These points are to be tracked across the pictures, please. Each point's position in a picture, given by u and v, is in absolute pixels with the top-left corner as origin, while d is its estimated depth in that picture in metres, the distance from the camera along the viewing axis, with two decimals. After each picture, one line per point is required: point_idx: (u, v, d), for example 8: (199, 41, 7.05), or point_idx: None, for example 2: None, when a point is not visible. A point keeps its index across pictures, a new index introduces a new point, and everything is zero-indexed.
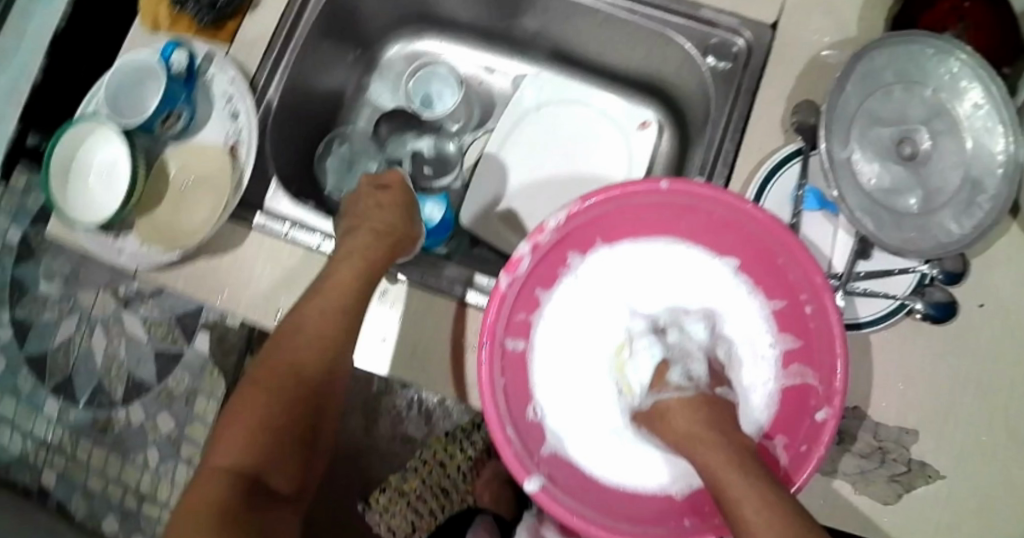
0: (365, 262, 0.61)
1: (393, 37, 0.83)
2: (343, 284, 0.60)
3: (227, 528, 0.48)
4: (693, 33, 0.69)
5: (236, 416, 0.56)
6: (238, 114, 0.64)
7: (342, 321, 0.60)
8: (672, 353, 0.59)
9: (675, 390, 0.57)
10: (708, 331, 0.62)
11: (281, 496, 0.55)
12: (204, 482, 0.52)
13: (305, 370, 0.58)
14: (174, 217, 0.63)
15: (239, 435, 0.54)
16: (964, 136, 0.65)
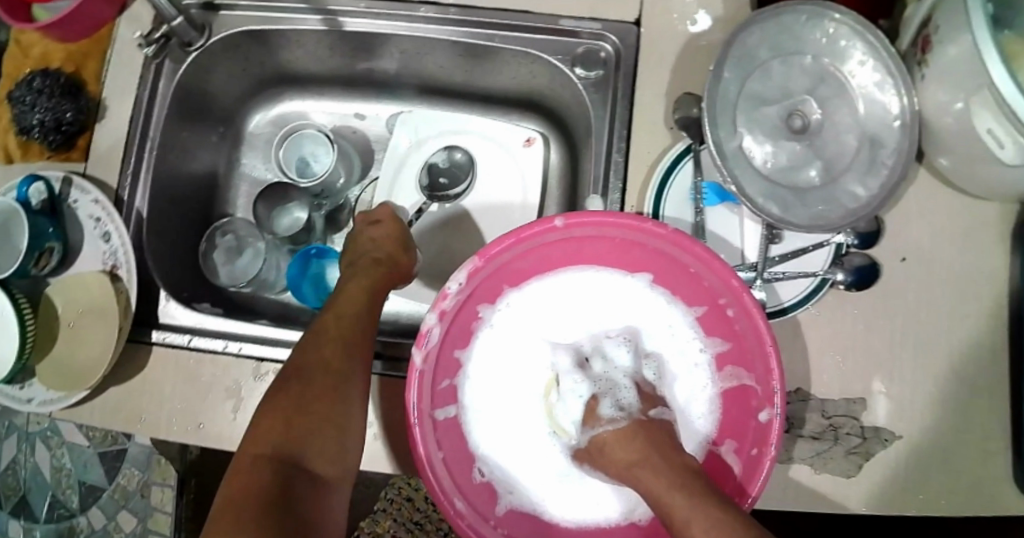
0: (369, 281, 0.62)
1: (251, 107, 0.77)
2: (354, 301, 0.60)
3: (264, 515, 0.44)
4: (557, 45, 0.67)
5: (269, 407, 0.52)
6: (108, 236, 0.64)
7: (360, 323, 0.58)
8: (599, 387, 0.58)
9: (609, 424, 0.55)
10: (631, 354, 0.60)
11: (322, 480, 0.49)
12: (244, 469, 0.48)
13: (335, 361, 0.54)
14: (72, 354, 0.63)
15: (272, 424, 0.50)
16: (852, 94, 0.62)
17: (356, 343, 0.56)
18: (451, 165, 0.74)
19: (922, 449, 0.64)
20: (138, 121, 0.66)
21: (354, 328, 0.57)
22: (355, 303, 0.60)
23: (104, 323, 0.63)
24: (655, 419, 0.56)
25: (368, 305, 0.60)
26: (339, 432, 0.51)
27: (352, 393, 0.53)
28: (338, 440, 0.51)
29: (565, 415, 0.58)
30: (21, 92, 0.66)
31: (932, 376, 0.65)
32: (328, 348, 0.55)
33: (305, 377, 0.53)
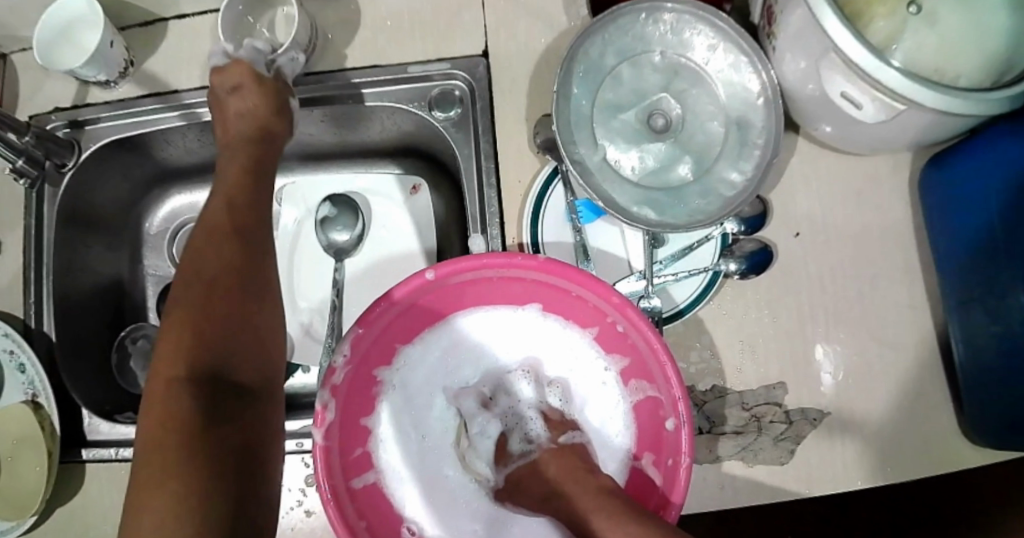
0: (249, 167, 0.58)
1: (145, 206, 0.80)
2: (234, 193, 0.56)
3: (201, 457, 0.42)
4: (413, 92, 0.67)
5: (171, 321, 0.48)
6: (23, 366, 0.66)
7: (248, 214, 0.54)
8: (508, 421, 0.64)
9: (521, 457, 0.62)
10: (533, 385, 0.64)
11: (248, 394, 0.47)
12: (163, 397, 0.44)
13: (234, 260, 0.51)
14: (16, 482, 0.66)
15: (179, 340, 0.47)
16: (709, 79, 0.61)
17: (244, 236, 0.53)
18: (340, 215, 0.73)
19: (857, 422, 0.63)
20: (30, 250, 0.69)
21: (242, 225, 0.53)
22: (233, 188, 0.56)
23: (37, 448, 0.65)
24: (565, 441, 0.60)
25: (253, 191, 0.56)
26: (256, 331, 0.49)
27: (262, 285, 0.51)
28: (257, 340, 0.49)
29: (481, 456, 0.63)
30: None
31: (854, 346, 0.63)
32: (216, 250, 0.51)
33: (209, 287, 0.49)
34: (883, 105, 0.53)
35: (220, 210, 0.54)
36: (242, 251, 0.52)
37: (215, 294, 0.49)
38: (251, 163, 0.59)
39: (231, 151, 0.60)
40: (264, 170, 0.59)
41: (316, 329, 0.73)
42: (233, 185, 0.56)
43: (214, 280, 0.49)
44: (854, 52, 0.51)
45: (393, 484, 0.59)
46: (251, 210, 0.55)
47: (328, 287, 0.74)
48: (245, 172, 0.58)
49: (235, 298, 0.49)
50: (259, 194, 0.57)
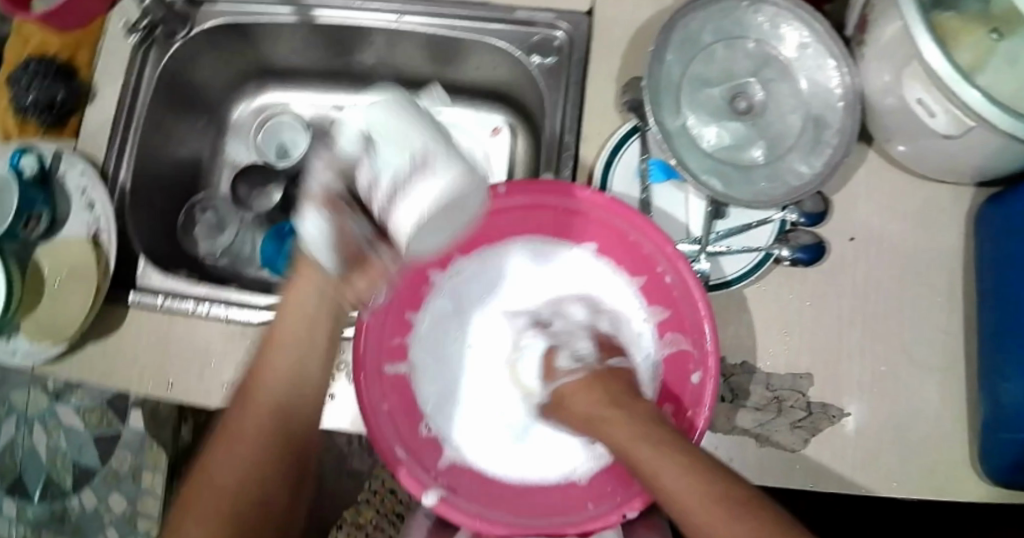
0: (299, 319, 0.57)
1: (236, 96, 0.83)
2: (292, 337, 0.57)
3: None
4: (516, 34, 0.70)
5: (225, 444, 0.54)
6: (93, 205, 0.68)
7: (307, 374, 0.57)
8: (558, 339, 0.61)
9: (567, 375, 0.56)
10: (585, 309, 0.64)
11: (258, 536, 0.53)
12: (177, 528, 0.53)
13: (292, 430, 0.56)
14: (56, 313, 0.67)
15: (211, 511, 0.52)
16: (796, 75, 0.64)
17: (312, 359, 0.57)
18: None
19: (874, 428, 0.64)
20: (123, 103, 0.70)
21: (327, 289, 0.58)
22: (293, 332, 0.57)
23: (84, 285, 0.67)
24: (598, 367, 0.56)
25: (309, 340, 0.58)
26: (301, 396, 0.57)
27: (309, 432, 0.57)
28: (291, 399, 0.56)
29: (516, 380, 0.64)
30: (17, 73, 0.71)
31: (884, 356, 0.65)
32: (287, 342, 0.57)
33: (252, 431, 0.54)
34: (954, 119, 0.55)
35: (301, 311, 0.57)
36: (312, 322, 0.57)
37: (272, 401, 0.56)
38: (298, 310, 0.57)
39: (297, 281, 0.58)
40: (317, 335, 0.58)
41: None
42: (292, 336, 0.57)
43: (274, 373, 0.56)
44: (934, 61, 0.52)
45: (421, 380, 0.63)
46: (329, 324, 0.58)
47: None
48: (307, 316, 0.57)
49: (274, 412, 0.55)
50: (308, 364, 0.57)
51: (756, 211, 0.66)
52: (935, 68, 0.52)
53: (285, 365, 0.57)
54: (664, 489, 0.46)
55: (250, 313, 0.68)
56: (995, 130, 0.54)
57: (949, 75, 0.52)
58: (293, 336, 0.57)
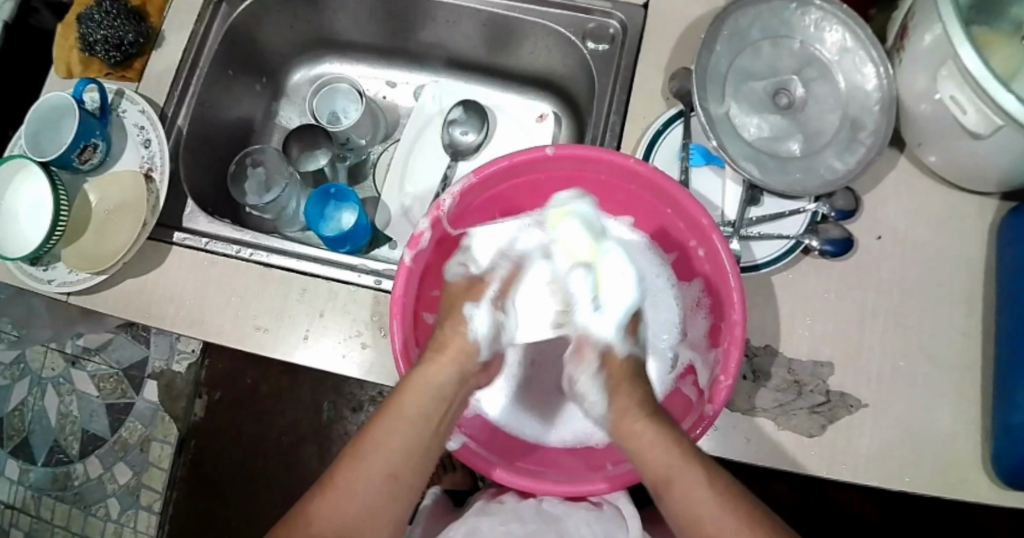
0: (432, 399, 0.58)
1: (295, 64, 0.86)
2: (408, 440, 0.57)
3: None
4: (570, 20, 0.74)
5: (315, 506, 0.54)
6: (149, 143, 0.70)
7: (416, 439, 0.57)
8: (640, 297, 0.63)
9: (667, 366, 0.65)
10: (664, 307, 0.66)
11: None
12: None
13: None
14: (101, 242, 0.69)
15: None
16: (835, 75, 0.67)
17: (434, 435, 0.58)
18: (468, 119, 0.80)
19: (893, 425, 0.65)
20: (188, 52, 0.73)
21: (455, 353, 0.60)
22: (394, 443, 0.56)
23: (131, 218, 0.68)
24: (626, 355, 0.61)
25: (426, 429, 0.57)
26: (393, 480, 0.56)
27: None
28: (403, 470, 0.56)
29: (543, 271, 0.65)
30: (87, 12, 0.71)
31: (906, 354, 0.66)
32: (411, 426, 0.57)
33: None
34: (986, 118, 0.57)
35: (427, 392, 0.58)
36: (435, 401, 0.58)
37: (370, 496, 0.55)
38: (434, 385, 0.58)
39: (427, 368, 0.58)
40: (435, 430, 0.58)
41: (414, 215, 0.80)
42: (405, 444, 0.56)
43: (384, 472, 0.55)
44: (970, 65, 0.55)
45: None
46: (449, 403, 0.59)
47: (436, 180, 0.81)
48: (438, 380, 0.58)
49: (387, 493, 0.55)
50: (423, 456, 0.57)
51: (790, 202, 0.68)
52: (974, 74, 0.55)
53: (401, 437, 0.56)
54: (687, 518, 0.52)
55: (292, 260, 0.69)
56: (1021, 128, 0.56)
57: (989, 81, 0.54)
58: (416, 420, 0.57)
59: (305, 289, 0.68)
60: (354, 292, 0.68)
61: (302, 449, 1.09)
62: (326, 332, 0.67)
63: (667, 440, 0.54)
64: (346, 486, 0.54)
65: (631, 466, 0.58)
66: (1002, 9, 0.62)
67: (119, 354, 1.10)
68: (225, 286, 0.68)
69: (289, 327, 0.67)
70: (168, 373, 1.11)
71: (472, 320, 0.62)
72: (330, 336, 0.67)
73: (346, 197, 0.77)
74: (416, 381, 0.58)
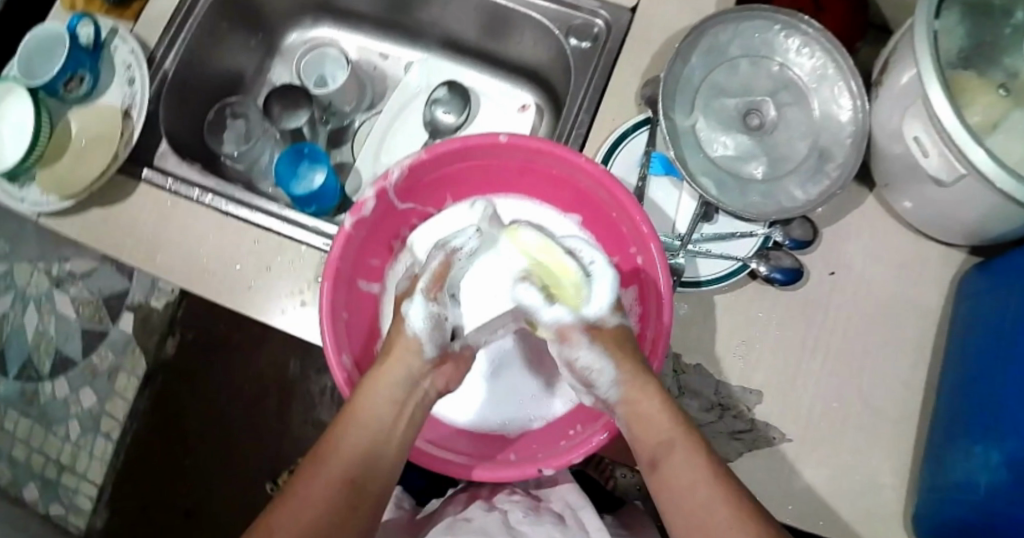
0: (389, 402, 0.57)
1: (295, 24, 0.88)
2: (367, 443, 0.56)
3: None
4: (560, 15, 0.74)
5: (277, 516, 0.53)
6: (133, 81, 0.72)
7: (376, 443, 0.56)
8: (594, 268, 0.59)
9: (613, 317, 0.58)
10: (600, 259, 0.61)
11: None
12: None
13: None
14: (71, 169, 0.71)
15: None
16: (811, 102, 0.66)
17: (391, 438, 0.57)
18: (451, 100, 0.82)
19: (817, 465, 0.63)
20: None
21: (401, 353, 0.58)
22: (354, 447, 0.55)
23: (103, 150, 0.71)
24: (615, 326, 0.58)
25: (386, 432, 0.56)
26: (355, 483, 0.54)
27: None
28: (364, 476, 0.55)
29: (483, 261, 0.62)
30: None
31: (841, 394, 0.65)
32: (371, 431, 0.56)
33: None
34: (946, 164, 0.56)
35: (385, 393, 0.57)
36: (394, 403, 0.57)
37: (331, 499, 0.53)
38: (389, 388, 0.57)
39: (381, 372, 0.58)
40: (393, 434, 0.57)
41: None
42: (365, 448, 0.55)
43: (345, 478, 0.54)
44: (942, 114, 0.53)
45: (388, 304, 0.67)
46: (405, 405, 0.58)
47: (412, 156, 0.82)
48: (395, 380, 0.57)
49: (350, 496, 0.54)
50: (382, 461, 0.56)
51: (743, 223, 0.67)
52: (945, 126, 0.53)
53: (361, 438, 0.56)
54: (685, 491, 0.51)
55: (246, 211, 0.70)
56: (982, 179, 0.54)
57: (959, 130, 0.52)
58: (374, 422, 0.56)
59: (257, 241, 0.70)
60: (302, 250, 0.69)
61: (265, 402, 1.13)
62: (267, 285, 0.68)
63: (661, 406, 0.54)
64: (307, 493, 0.54)
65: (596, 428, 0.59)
66: (996, 57, 0.60)
67: (101, 282, 1.12)
68: (181, 228, 0.70)
69: (236, 277, 0.69)
70: (146, 307, 1.14)
71: (408, 315, 0.59)
72: (275, 289, 0.68)
73: (318, 159, 0.79)
74: (372, 385, 0.57)
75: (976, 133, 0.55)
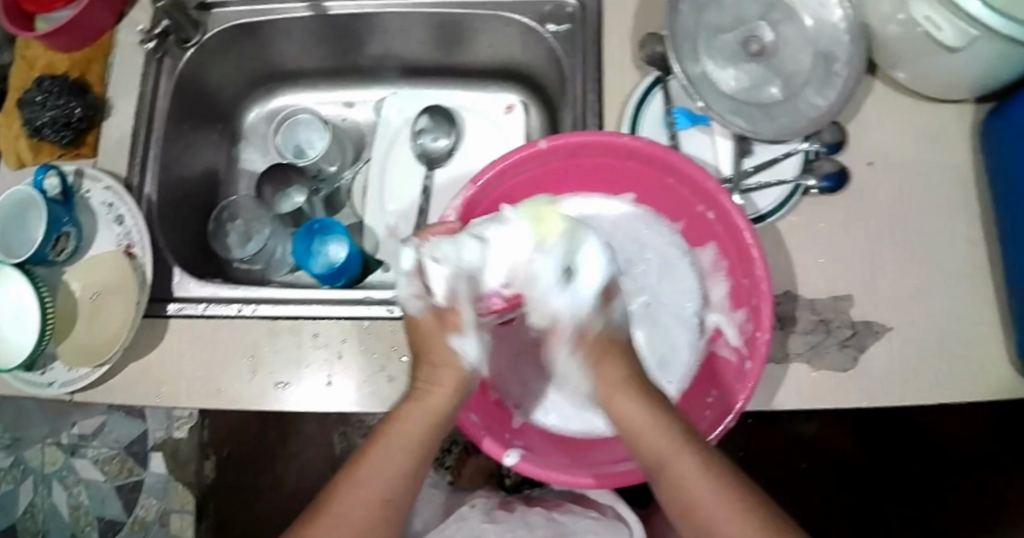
0: (432, 412, 0.55)
1: (250, 103, 0.84)
2: (404, 459, 0.53)
3: None
4: (526, 7, 0.72)
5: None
6: (122, 218, 0.67)
7: (415, 457, 0.54)
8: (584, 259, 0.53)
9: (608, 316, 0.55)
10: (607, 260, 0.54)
11: None
12: None
13: None
14: (95, 331, 0.65)
15: None
16: (800, 14, 0.67)
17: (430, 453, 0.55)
18: (435, 126, 0.79)
19: (921, 343, 0.65)
20: (141, 115, 0.69)
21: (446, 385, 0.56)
22: (392, 462, 0.53)
23: (122, 300, 0.65)
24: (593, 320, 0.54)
25: (424, 445, 0.55)
26: (388, 501, 0.52)
27: None
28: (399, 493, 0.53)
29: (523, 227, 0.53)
30: (28, 93, 0.68)
31: (918, 270, 0.67)
32: (407, 451, 0.54)
33: None
34: (961, 32, 0.57)
35: (425, 410, 0.55)
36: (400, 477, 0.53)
37: (363, 517, 0.51)
38: (431, 407, 0.55)
39: (416, 394, 0.56)
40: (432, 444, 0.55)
41: (401, 232, 0.78)
42: (402, 464, 0.53)
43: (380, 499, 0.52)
44: None
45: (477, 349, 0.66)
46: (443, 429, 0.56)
47: (416, 195, 0.79)
48: (433, 412, 0.55)
49: (382, 518, 0.52)
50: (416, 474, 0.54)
51: (780, 146, 0.69)
52: None
53: (358, 513, 0.51)
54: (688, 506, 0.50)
55: (295, 308, 0.67)
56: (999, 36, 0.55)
57: None
58: (376, 498, 0.52)
59: (317, 333, 0.66)
60: (370, 325, 0.66)
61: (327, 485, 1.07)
62: (349, 374, 0.65)
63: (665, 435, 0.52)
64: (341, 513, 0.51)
65: (735, 392, 0.58)
66: None
67: (117, 433, 1.08)
68: (233, 348, 0.66)
69: (310, 377, 0.65)
70: (171, 441, 1.08)
71: (461, 349, 0.57)
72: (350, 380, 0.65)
73: (330, 230, 0.75)
74: (409, 403, 0.55)
75: None
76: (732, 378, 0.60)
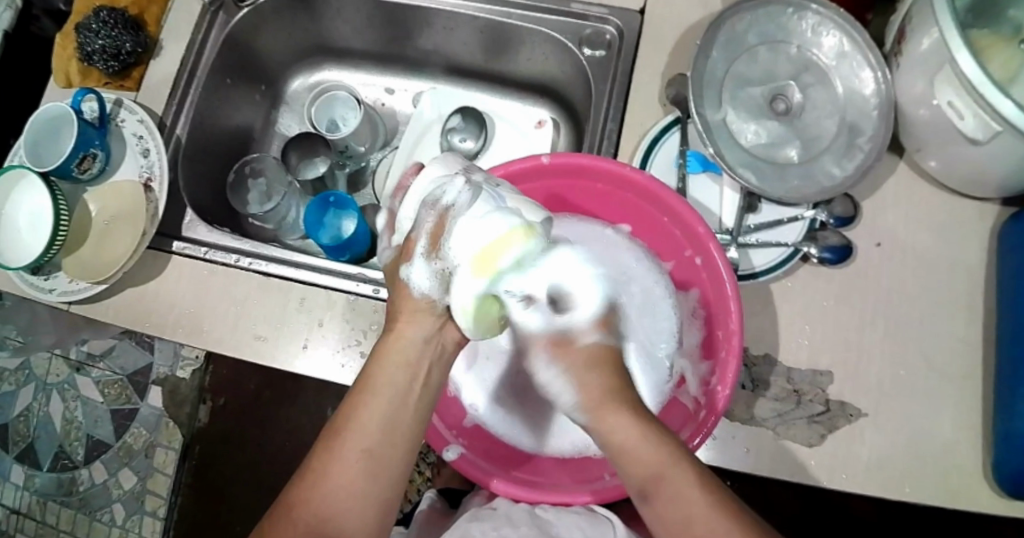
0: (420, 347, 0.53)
1: (296, 71, 0.88)
2: (397, 391, 0.52)
3: None
4: (568, 26, 0.74)
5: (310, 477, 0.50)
6: (148, 152, 0.70)
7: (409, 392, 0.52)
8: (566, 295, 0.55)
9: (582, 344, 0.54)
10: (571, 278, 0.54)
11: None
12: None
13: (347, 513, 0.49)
14: (100, 251, 0.69)
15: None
16: (833, 81, 0.67)
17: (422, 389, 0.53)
18: (466, 126, 0.81)
19: (895, 433, 0.64)
20: (186, 62, 0.74)
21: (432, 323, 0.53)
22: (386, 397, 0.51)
23: (129, 225, 0.69)
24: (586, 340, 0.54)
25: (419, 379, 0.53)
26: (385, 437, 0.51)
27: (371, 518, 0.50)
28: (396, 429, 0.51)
29: (492, 220, 0.49)
30: (85, 20, 0.72)
31: (906, 361, 0.65)
32: (399, 387, 0.52)
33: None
34: (983, 123, 0.56)
35: (410, 347, 0.52)
36: (402, 416, 0.51)
37: (359, 454, 0.50)
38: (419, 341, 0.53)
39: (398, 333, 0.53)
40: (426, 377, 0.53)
41: None
42: (397, 399, 0.52)
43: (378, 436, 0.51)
44: (967, 71, 0.53)
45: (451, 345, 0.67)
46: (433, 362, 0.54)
47: None
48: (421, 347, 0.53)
49: (380, 454, 0.51)
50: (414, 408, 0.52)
51: (788, 208, 0.69)
52: (969, 76, 0.53)
53: (355, 450, 0.50)
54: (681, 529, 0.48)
55: (290, 269, 0.69)
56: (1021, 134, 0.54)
57: (985, 85, 0.52)
58: (374, 435, 0.51)
59: (303, 298, 0.68)
60: (354, 301, 0.68)
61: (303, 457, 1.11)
62: (325, 344, 0.67)
63: (648, 459, 0.49)
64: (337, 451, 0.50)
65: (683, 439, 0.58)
66: (999, 13, 0.58)
67: (124, 360, 1.12)
68: (221, 295, 0.68)
69: (286, 338, 0.67)
70: (172, 379, 1.12)
71: (410, 279, 0.53)
72: (325, 348, 0.67)
73: (345, 205, 0.78)
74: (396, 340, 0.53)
75: (1007, 84, 0.54)
76: (683, 425, 0.60)
